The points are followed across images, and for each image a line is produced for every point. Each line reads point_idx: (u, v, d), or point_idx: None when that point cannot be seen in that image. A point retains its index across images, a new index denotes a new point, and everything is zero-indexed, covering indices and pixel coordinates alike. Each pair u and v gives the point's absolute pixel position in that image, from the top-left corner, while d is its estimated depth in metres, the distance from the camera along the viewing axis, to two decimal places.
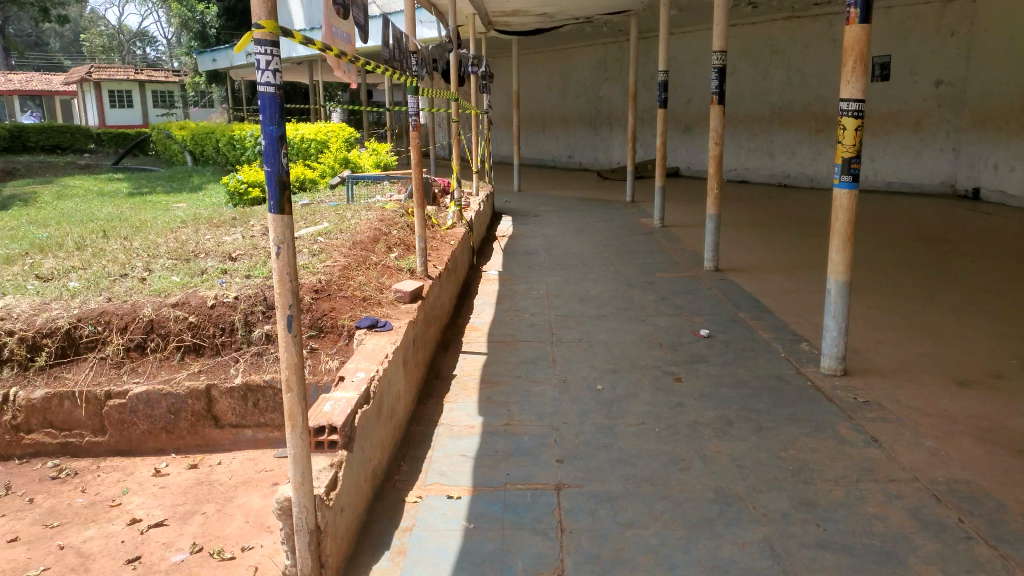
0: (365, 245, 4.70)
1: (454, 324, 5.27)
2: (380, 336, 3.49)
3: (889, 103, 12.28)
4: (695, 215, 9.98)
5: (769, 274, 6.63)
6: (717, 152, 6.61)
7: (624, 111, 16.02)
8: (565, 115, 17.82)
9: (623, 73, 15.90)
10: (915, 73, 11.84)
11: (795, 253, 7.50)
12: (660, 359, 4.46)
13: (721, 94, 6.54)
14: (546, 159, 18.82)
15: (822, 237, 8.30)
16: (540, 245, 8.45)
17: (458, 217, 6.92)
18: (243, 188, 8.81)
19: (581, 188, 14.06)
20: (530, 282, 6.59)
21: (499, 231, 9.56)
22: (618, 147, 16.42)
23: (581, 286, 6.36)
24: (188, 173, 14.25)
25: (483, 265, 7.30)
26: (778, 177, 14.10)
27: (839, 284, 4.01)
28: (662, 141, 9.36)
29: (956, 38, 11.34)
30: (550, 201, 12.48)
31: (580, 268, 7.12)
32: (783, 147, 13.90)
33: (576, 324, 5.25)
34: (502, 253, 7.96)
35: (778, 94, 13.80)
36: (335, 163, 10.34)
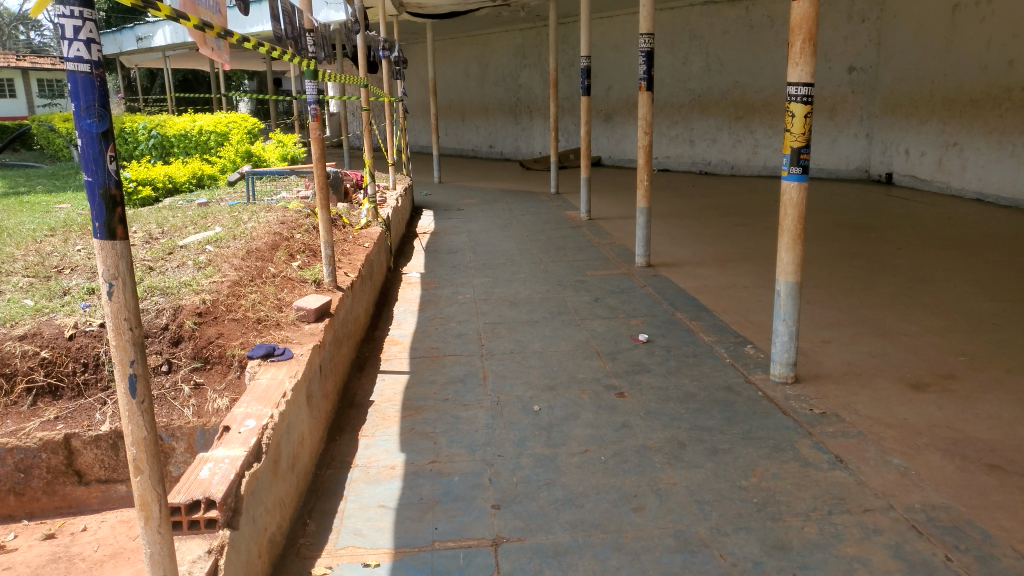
0: (262, 254, 4.12)
1: (372, 336, 4.74)
2: (276, 369, 2.97)
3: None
4: (621, 206, 9.68)
5: (702, 268, 6.34)
6: (646, 141, 6.28)
7: (545, 100, 15.68)
8: (485, 104, 17.34)
9: (542, 61, 15.53)
10: (830, 61, 12.01)
11: (726, 244, 7.26)
12: (600, 370, 4.06)
13: (650, 81, 6.19)
14: (466, 149, 18.27)
15: (750, 227, 8.11)
16: (463, 242, 7.96)
17: (373, 215, 6.35)
18: (133, 187, 7.98)
19: (502, 179, 13.61)
20: (453, 284, 6.10)
21: (420, 227, 9.02)
22: (539, 136, 16.06)
23: (509, 288, 5.91)
24: (75, 169, 13.02)
25: (404, 266, 6.76)
26: (698, 165, 14.00)
27: (789, 286, 3.68)
28: (588, 131, 9.00)
29: (867, 24, 11.51)
30: (472, 194, 11.97)
31: (506, 267, 6.67)
32: (703, 134, 13.81)
33: (507, 332, 4.79)
34: (423, 251, 7.43)
35: (696, 82, 13.70)
36: (238, 158, 9.53)
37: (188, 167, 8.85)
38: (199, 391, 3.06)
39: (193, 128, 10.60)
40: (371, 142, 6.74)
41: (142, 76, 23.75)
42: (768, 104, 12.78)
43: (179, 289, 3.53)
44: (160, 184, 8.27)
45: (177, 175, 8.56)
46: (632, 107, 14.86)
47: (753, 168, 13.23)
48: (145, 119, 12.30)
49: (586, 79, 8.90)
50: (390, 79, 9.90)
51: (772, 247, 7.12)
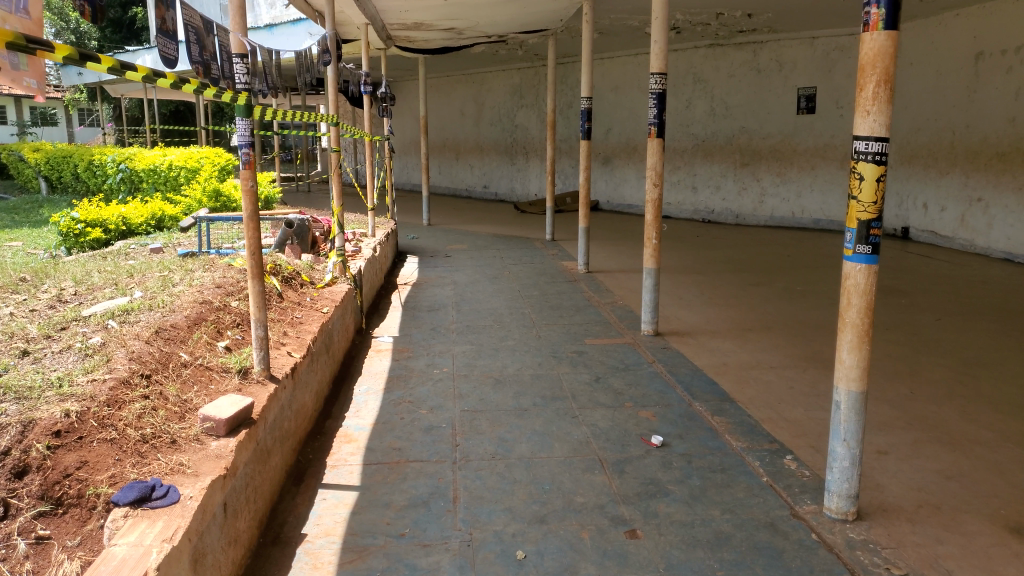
0: (175, 332, 3.26)
1: (321, 430, 3.86)
2: (145, 523, 2.10)
3: (814, 137, 11.65)
4: (623, 259, 8.86)
5: (718, 340, 5.47)
6: (654, 195, 5.46)
7: (542, 140, 15.00)
8: (480, 143, 16.65)
9: (541, 100, 14.89)
10: (842, 107, 11.26)
11: (741, 310, 6.42)
12: (601, 491, 3.18)
13: (661, 126, 5.39)
14: (459, 189, 17.49)
15: (767, 288, 7.29)
16: (446, 298, 7.12)
17: (339, 271, 5.51)
18: (79, 228, 7.13)
19: (495, 222, 12.84)
20: (430, 353, 5.22)
21: (401, 277, 8.15)
22: (536, 177, 15.36)
23: (494, 359, 5.04)
24: (41, 203, 12.15)
25: (375, 329, 5.88)
26: (701, 213, 13.21)
27: (853, 398, 2.81)
28: (587, 177, 8.22)
29: None
30: (461, 239, 11.14)
31: (493, 331, 5.80)
32: (708, 180, 13.07)
33: (488, 425, 3.89)
34: (400, 308, 6.57)
35: (700, 125, 12.99)
36: (205, 197, 8.68)
37: (146, 207, 8.00)
38: (41, 543, 2.03)
39: (162, 162, 9.80)
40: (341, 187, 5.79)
41: (131, 105, 23.03)
42: (777, 151, 12.12)
43: (43, 388, 2.65)
44: (111, 225, 7.44)
45: (131, 215, 7.70)
46: (633, 150, 14.16)
47: (760, 216, 12.51)
48: (115, 152, 11.48)
49: (585, 120, 8.13)
50: (371, 115, 9.17)
51: (794, 315, 6.29)
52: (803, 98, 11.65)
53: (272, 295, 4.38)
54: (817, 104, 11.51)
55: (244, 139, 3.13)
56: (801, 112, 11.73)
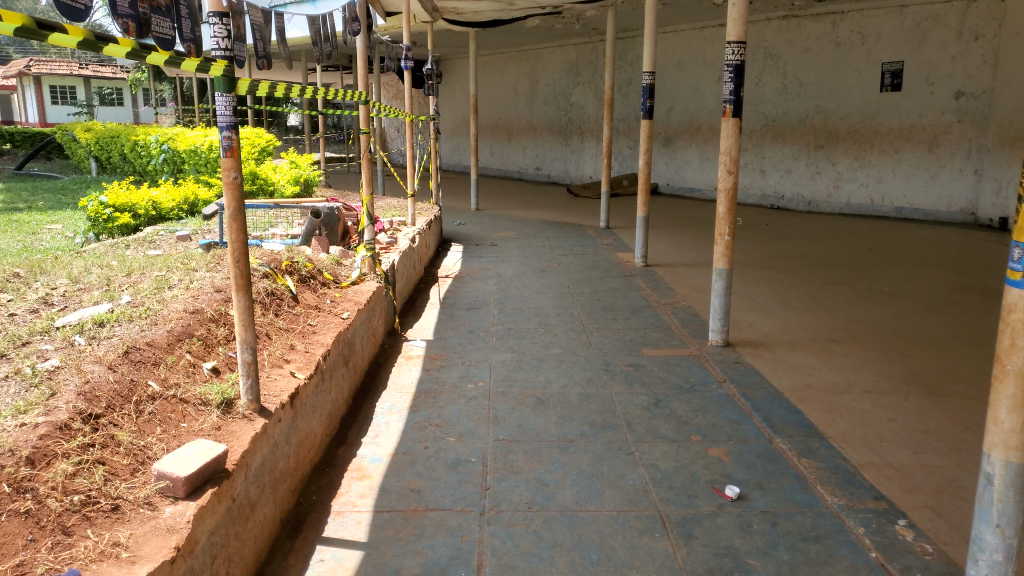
0: (147, 353, 2.67)
1: (330, 462, 3.29)
2: None
3: (899, 116, 10.62)
4: (685, 251, 8.10)
5: (799, 354, 4.73)
6: (727, 183, 4.73)
7: (599, 121, 14.23)
8: (533, 123, 15.94)
9: (597, 77, 14.14)
10: (931, 84, 10.25)
11: (822, 316, 5.64)
12: (666, 565, 2.54)
13: (737, 104, 4.64)
14: (510, 171, 16.81)
15: (850, 290, 6.48)
16: (490, 293, 6.51)
17: (369, 267, 4.93)
18: (107, 214, 6.79)
19: (547, 207, 12.18)
20: (466, 361, 4.61)
21: (444, 268, 7.58)
22: (591, 159, 14.63)
23: (537, 372, 4.40)
24: (85, 183, 11.92)
25: (409, 329, 5.28)
26: (769, 199, 12.27)
27: (1013, 471, 2.11)
28: (647, 160, 7.47)
29: (981, 42, 9.74)
30: (511, 226, 10.49)
31: (538, 335, 5.16)
32: (777, 164, 12.10)
33: (528, 462, 3.27)
34: (439, 304, 6.01)
35: (771, 105, 12.01)
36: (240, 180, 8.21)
37: (177, 191, 7.58)
38: None
39: (202, 143, 9.42)
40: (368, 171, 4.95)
41: (186, 83, 22.93)
42: (855, 133, 11.09)
43: None
44: (141, 210, 7.04)
45: (158, 199, 7.26)
46: (697, 131, 13.26)
47: (833, 204, 11.52)
48: (158, 132, 11.16)
49: (647, 97, 7.36)
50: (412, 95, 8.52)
51: (885, 323, 5.49)
52: (888, 74, 10.61)
53: (285, 298, 3.81)
54: (903, 81, 10.48)
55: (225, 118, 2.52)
56: (883, 90, 10.70)
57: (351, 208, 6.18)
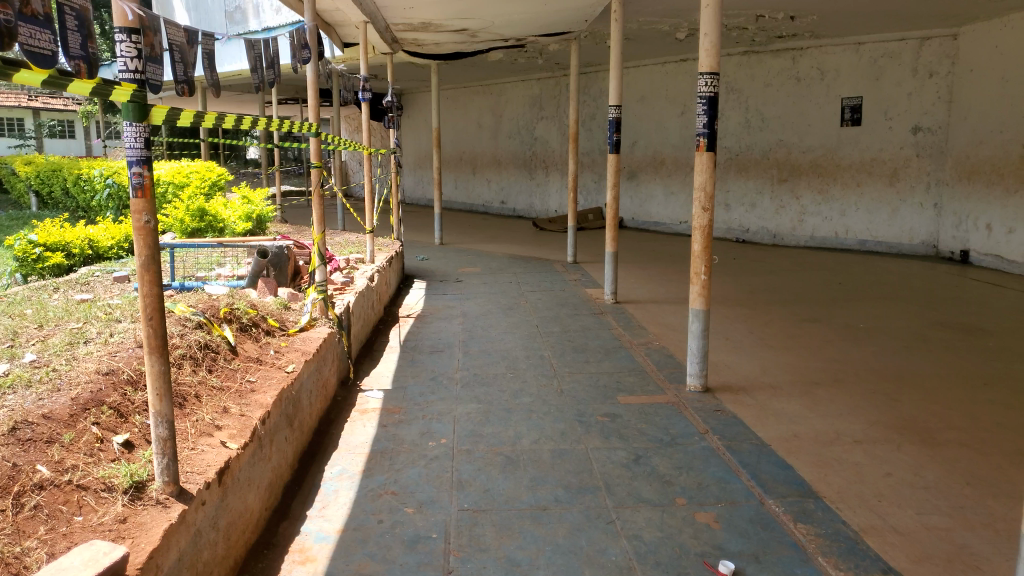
0: (41, 433, 2.31)
1: (270, 542, 2.89)
2: None
3: (860, 150, 10.59)
4: (654, 288, 7.84)
5: (782, 400, 4.43)
6: (703, 221, 4.46)
7: (563, 154, 14.09)
8: (497, 156, 15.74)
9: (562, 111, 14.02)
10: (890, 119, 10.25)
11: (801, 356, 5.37)
12: None
13: (711, 137, 4.39)
14: (475, 204, 16.54)
15: (826, 328, 6.27)
16: (453, 334, 6.16)
17: (321, 311, 4.56)
18: (37, 252, 6.40)
19: (512, 241, 11.91)
20: (427, 414, 4.21)
21: (405, 307, 7.22)
22: (556, 193, 14.47)
23: (506, 425, 4.02)
24: (24, 219, 11.34)
25: (365, 378, 4.88)
26: (734, 232, 12.14)
27: None
28: (615, 195, 7.22)
29: (936, 79, 9.84)
30: (475, 261, 10.16)
31: (506, 382, 4.79)
32: (741, 197, 12.00)
33: (498, 538, 2.88)
34: (399, 348, 5.64)
35: (733, 138, 11.94)
36: (187, 216, 7.77)
37: (119, 227, 7.13)
38: None
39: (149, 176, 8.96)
40: (319, 208, 4.54)
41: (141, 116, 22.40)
42: (817, 166, 11.03)
43: None
44: (76, 249, 6.60)
45: (97, 236, 6.81)
46: (661, 164, 13.15)
47: (798, 238, 11.42)
48: (103, 165, 10.66)
49: (614, 131, 7.14)
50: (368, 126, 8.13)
51: (866, 363, 5.24)
52: (847, 109, 10.58)
53: (221, 352, 3.43)
54: (862, 116, 10.46)
55: (136, 151, 2.13)
56: (843, 125, 10.66)
57: (303, 246, 5.81)
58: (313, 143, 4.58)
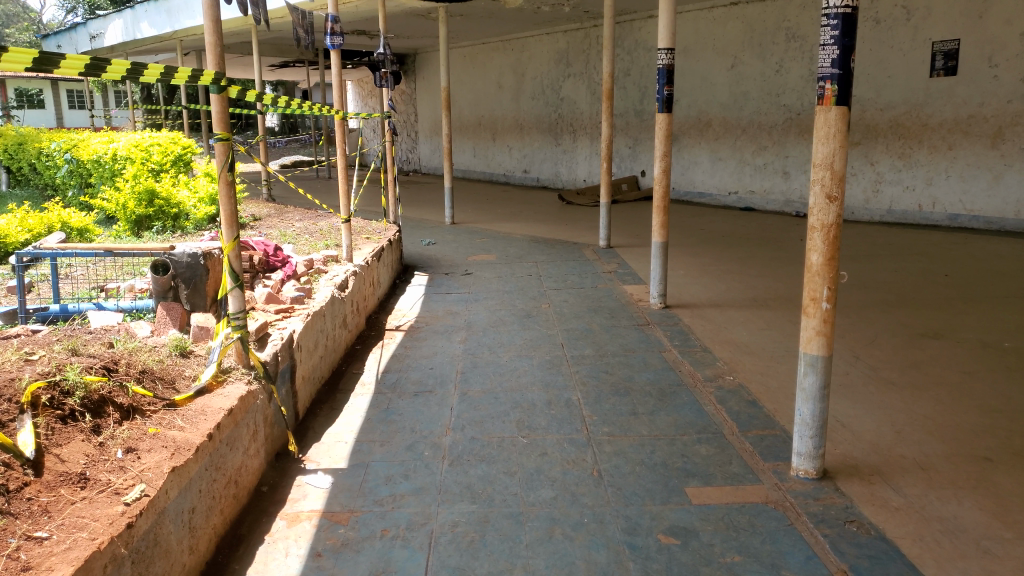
0: None
1: None
2: None
3: (953, 106, 8.75)
4: (710, 287, 6.24)
5: (947, 502, 2.83)
6: (826, 218, 2.82)
7: (595, 116, 12.41)
8: (519, 120, 14.08)
9: (591, 68, 12.35)
10: (994, 66, 8.35)
11: (942, 405, 3.74)
12: None
13: (845, 81, 2.72)
14: (495, 173, 14.84)
15: (956, 350, 4.63)
16: (450, 357, 4.64)
17: (237, 359, 3.05)
18: None
19: (535, 218, 10.33)
20: (389, 529, 2.70)
21: (397, 314, 5.71)
22: (586, 160, 12.81)
23: (511, 559, 2.51)
24: None
25: (308, 449, 3.35)
26: (792, 205, 10.46)
27: None
28: (666, 167, 5.58)
29: None
30: (491, 246, 8.59)
31: (518, 455, 3.25)
32: (803, 165, 10.25)
33: None
34: (374, 386, 4.12)
35: (794, 96, 10.17)
36: (131, 202, 6.28)
37: (39, 216, 5.64)
38: None
39: (104, 150, 7.46)
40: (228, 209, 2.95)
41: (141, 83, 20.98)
42: (898, 126, 9.22)
43: None
44: None
45: (5, 229, 5.37)
46: (707, 127, 11.36)
47: (871, 211, 9.63)
48: (64, 137, 9.12)
49: (665, 82, 5.48)
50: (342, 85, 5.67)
51: None
52: (939, 55, 8.74)
53: None
54: (960, 62, 8.60)
55: None
56: (934, 74, 8.82)
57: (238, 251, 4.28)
58: (214, 100, 2.95)
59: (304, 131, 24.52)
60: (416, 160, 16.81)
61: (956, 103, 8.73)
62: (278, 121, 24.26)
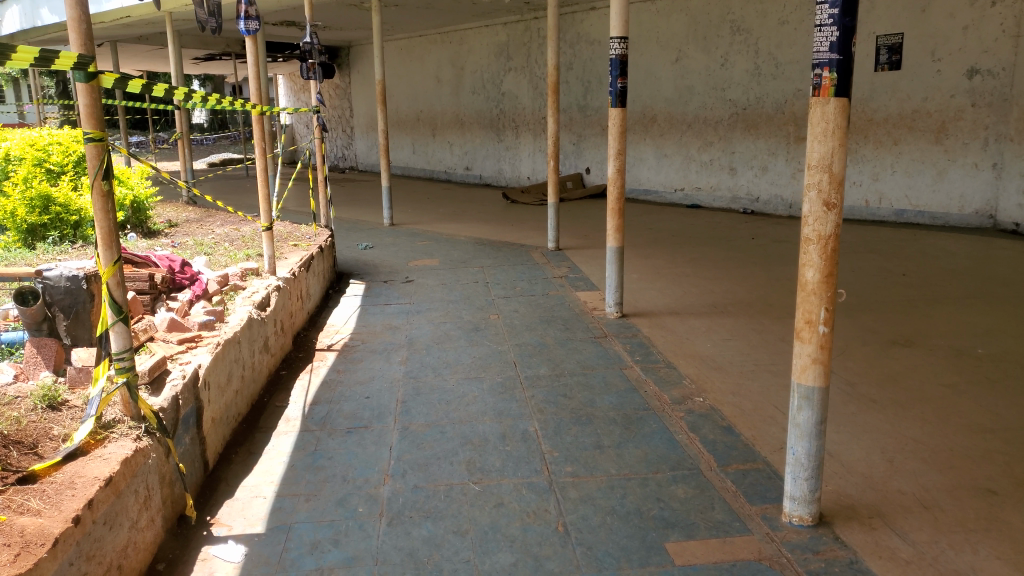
0: None
1: None
2: None
3: (898, 101, 8.56)
4: (667, 293, 5.86)
5: (961, 550, 2.45)
6: (825, 229, 2.43)
7: (538, 111, 12.00)
8: (459, 116, 13.56)
9: (532, 61, 11.93)
10: (937, 61, 8.19)
11: (930, 424, 3.39)
12: None
13: (846, 69, 2.32)
14: (435, 171, 14.29)
15: (931, 358, 4.33)
16: (388, 382, 4.12)
17: (123, 409, 2.51)
18: None
19: (478, 218, 9.86)
20: None
21: (329, 331, 5.17)
22: (529, 157, 12.39)
23: None
24: None
25: (220, 508, 2.81)
26: (740, 201, 10.23)
27: None
28: (620, 166, 5.17)
29: (1000, 8, 7.75)
30: (432, 250, 8.08)
31: (470, 507, 2.78)
32: (750, 160, 10.04)
33: None
34: (302, 422, 3.59)
35: (740, 89, 9.94)
36: (21, 209, 5.59)
37: None
38: None
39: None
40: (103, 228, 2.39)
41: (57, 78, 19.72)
42: None
43: None
44: None
45: None
46: (652, 122, 11.05)
47: None
48: None
49: (619, 74, 5.07)
50: (259, 76, 4.88)
51: None
52: (883, 49, 8.53)
53: None
54: (903, 57, 8.41)
55: None
56: (879, 69, 8.62)
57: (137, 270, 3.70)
58: (81, 90, 2.34)
59: (235, 127, 23.49)
60: (353, 158, 16.12)
61: (899, 97, 8.55)
62: (207, 117, 23.20)
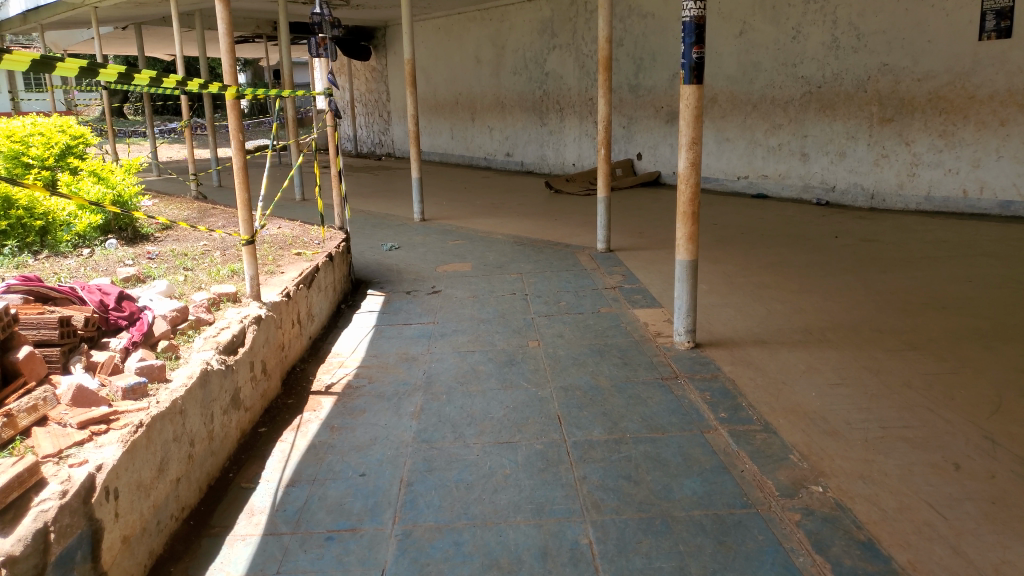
0: None
1: None
2: None
3: (1007, 74, 7.25)
4: (745, 317, 4.74)
5: None
6: None
7: (585, 92, 10.88)
8: (499, 98, 12.51)
9: (578, 38, 10.81)
10: None
11: None
12: None
13: None
14: (474, 158, 13.26)
15: None
16: (392, 450, 3.15)
17: None
18: None
19: (517, 212, 8.83)
20: None
21: (328, 365, 4.21)
22: (575, 142, 11.28)
23: None
24: None
25: None
26: (814, 191, 8.97)
27: None
28: (693, 159, 4.08)
29: None
30: (464, 251, 7.07)
31: None
32: (825, 145, 8.77)
33: None
34: (268, 521, 2.65)
35: (814, 65, 8.69)
36: None
37: None
38: None
39: None
40: None
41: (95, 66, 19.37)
42: (940, 100, 7.75)
43: None
44: None
45: None
46: (712, 103, 9.83)
47: (908, 199, 8.18)
48: None
49: (693, 42, 3.96)
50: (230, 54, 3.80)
51: None
52: (990, 14, 7.24)
53: None
54: (1014, 23, 7.10)
55: None
56: (984, 37, 7.34)
57: (48, 311, 2.85)
58: None
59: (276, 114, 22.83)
60: (389, 144, 15.20)
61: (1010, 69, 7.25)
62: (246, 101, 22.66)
